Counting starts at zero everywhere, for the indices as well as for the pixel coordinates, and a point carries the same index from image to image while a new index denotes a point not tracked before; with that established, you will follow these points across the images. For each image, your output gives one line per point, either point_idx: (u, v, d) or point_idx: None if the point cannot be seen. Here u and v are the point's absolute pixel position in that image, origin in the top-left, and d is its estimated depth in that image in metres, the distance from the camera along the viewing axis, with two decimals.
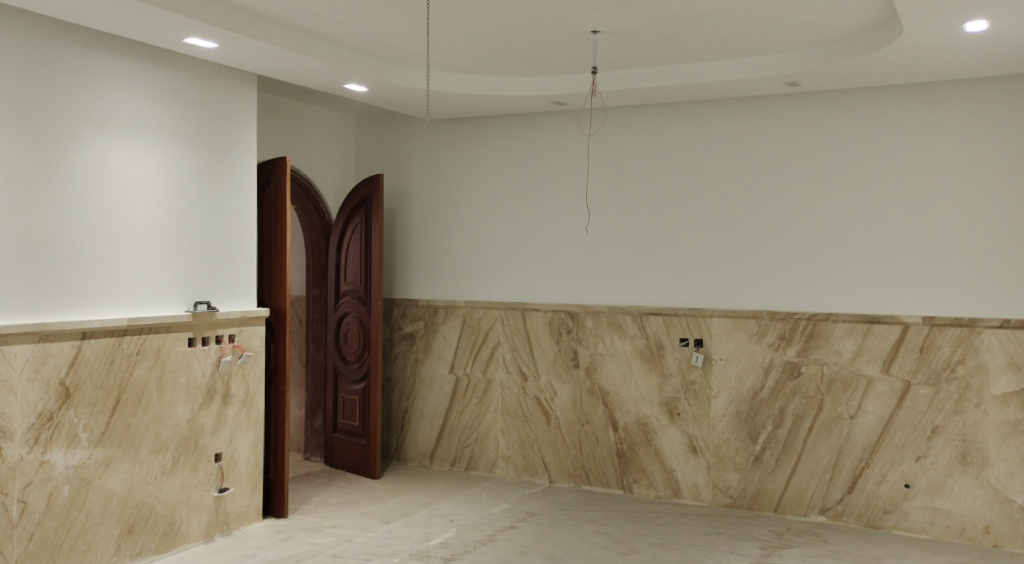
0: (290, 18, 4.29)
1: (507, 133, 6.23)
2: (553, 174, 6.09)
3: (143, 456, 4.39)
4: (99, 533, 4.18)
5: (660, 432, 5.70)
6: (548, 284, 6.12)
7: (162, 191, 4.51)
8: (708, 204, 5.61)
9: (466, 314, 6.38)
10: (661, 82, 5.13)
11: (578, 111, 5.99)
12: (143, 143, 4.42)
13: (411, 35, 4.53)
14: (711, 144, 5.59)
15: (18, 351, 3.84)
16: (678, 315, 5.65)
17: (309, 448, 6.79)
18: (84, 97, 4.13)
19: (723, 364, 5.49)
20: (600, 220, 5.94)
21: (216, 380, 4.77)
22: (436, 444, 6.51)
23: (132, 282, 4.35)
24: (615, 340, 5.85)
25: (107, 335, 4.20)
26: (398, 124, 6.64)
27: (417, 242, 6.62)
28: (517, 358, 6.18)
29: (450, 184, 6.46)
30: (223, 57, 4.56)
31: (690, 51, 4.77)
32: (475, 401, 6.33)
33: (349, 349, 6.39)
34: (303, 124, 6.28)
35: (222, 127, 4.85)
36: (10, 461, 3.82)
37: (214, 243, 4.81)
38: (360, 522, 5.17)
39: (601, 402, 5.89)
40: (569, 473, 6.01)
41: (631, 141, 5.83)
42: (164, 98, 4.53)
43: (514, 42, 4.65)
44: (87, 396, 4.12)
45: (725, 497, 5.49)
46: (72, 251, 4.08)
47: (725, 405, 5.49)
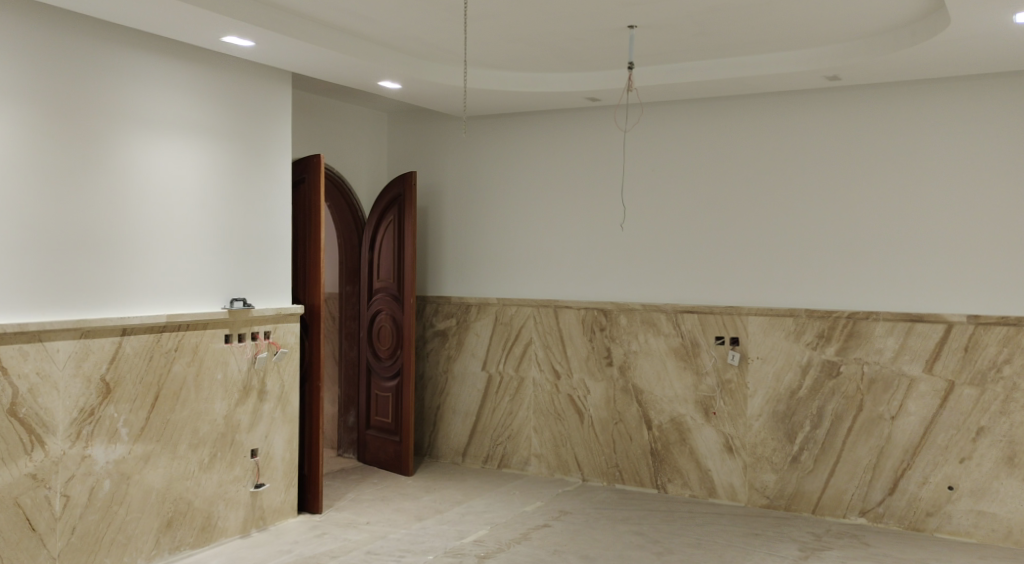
0: (327, 16, 4.31)
1: (542, 130, 6.21)
2: (588, 170, 6.06)
3: (182, 451, 4.44)
4: (139, 528, 4.24)
5: (695, 431, 5.64)
6: (582, 281, 6.09)
7: (199, 189, 4.56)
8: (745, 201, 5.54)
9: (498, 311, 6.37)
10: (698, 77, 5.07)
11: (613, 106, 5.95)
12: (181, 140, 4.46)
13: (448, 32, 4.53)
14: (748, 139, 5.52)
15: (60, 348, 3.90)
16: (714, 312, 5.58)
17: (342, 444, 6.83)
18: (123, 96, 4.20)
19: (760, 363, 5.42)
20: (635, 218, 5.90)
21: (252, 377, 4.81)
22: (469, 442, 6.51)
23: (170, 279, 4.40)
24: (649, 338, 5.80)
25: (146, 332, 4.26)
26: (431, 122, 6.65)
27: (450, 239, 6.63)
28: (550, 355, 6.16)
29: (484, 181, 6.46)
30: (260, 55, 4.61)
31: (727, 45, 4.71)
32: (508, 398, 6.32)
33: (382, 346, 6.42)
34: (337, 122, 6.32)
35: (258, 125, 4.89)
36: (53, 455, 3.89)
37: (251, 241, 4.86)
38: (394, 519, 5.19)
39: (635, 400, 5.85)
40: (602, 472, 5.98)
41: (668, 137, 5.78)
42: (202, 95, 4.58)
43: (550, 39, 4.63)
44: (126, 391, 4.17)
45: (761, 497, 5.43)
46: (111, 250, 4.14)
47: (762, 404, 5.42)
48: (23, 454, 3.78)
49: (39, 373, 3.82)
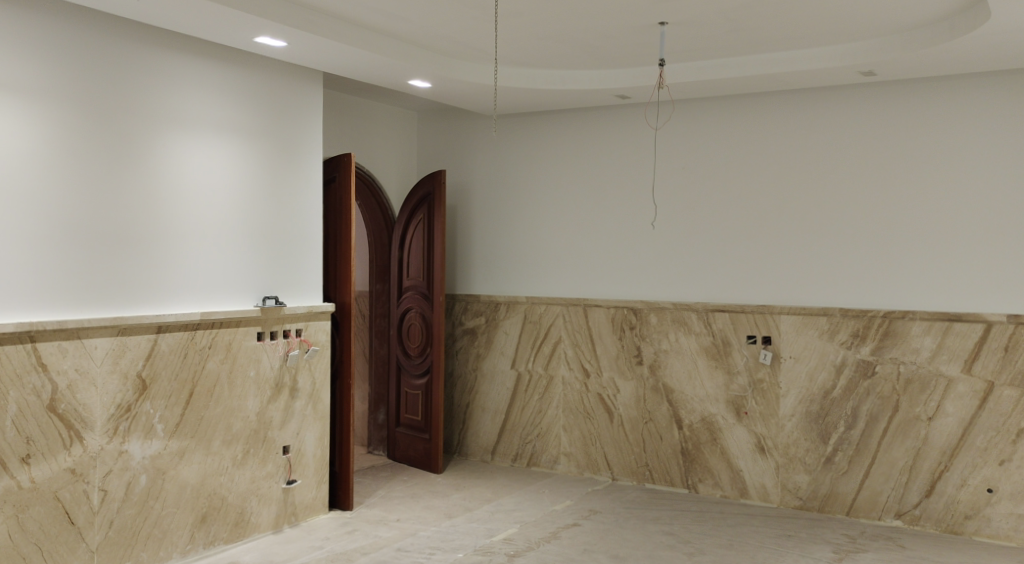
0: (358, 15, 4.34)
1: (572, 128, 6.19)
2: (618, 168, 6.03)
3: (215, 447, 4.50)
4: (174, 523, 4.30)
5: (726, 431, 5.60)
6: (612, 280, 6.07)
7: (232, 187, 4.61)
8: (777, 199, 5.48)
9: (527, 310, 6.37)
10: (731, 74, 5.02)
11: (644, 104, 5.91)
12: (215, 140, 4.52)
13: (478, 30, 4.54)
14: (780, 136, 5.46)
15: (97, 344, 3.97)
16: (746, 311, 5.53)
17: (373, 441, 6.88)
18: (158, 96, 4.25)
19: (792, 363, 5.36)
20: (666, 215, 5.86)
21: (284, 374, 4.86)
22: (498, 440, 6.52)
23: (204, 278, 4.46)
24: (680, 338, 5.76)
25: (180, 328, 4.32)
26: (461, 120, 6.66)
27: (479, 238, 6.64)
28: (579, 354, 6.14)
29: (514, 179, 6.46)
30: (292, 55, 4.66)
31: (760, 41, 4.66)
32: (537, 396, 6.32)
33: (412, 344, 6.44)
34: (367, 121, 6.35)
35: (290, 124, 4.94)
36: (91, 450, 3.96)
37: (283, 240, 4.91)
38: (424, 517, 5.21)
39: (665, 399, 5.82)
40: (632, 471, 5.95)
41: (699, 134, 5.73)
42: (235, 95, 4.63)
43: (581, 36, 4.62)
44: (162, 388, 4.23)
45: (794, 498, 5.37)
46: (146, 248, 4.20)
47: (795, 404, 5.36)
48: (62, 449, 3.85)
49: (78, 369, 3.90)
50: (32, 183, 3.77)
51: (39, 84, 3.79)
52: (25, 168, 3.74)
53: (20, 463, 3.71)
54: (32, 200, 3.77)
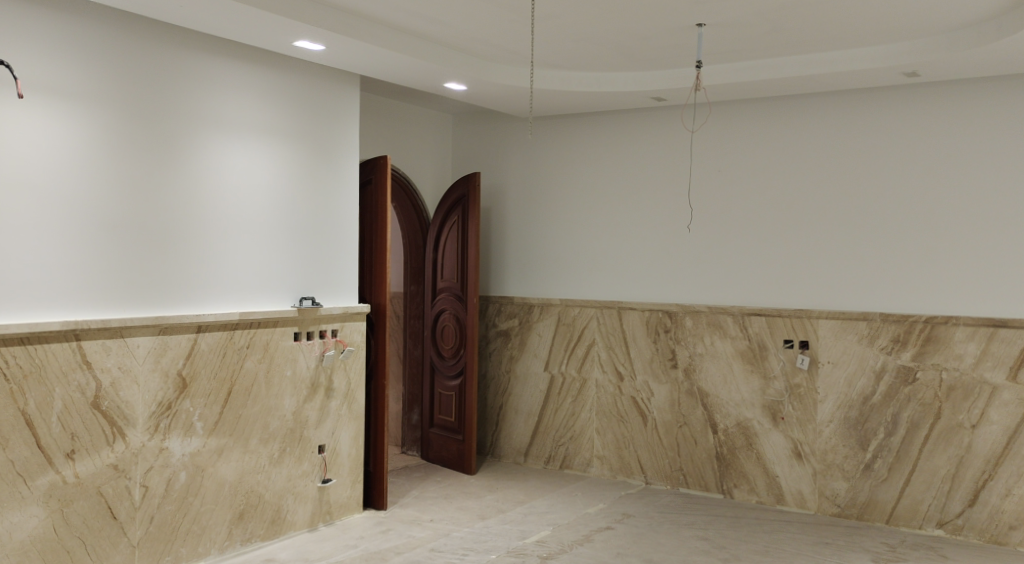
0: (394, 19, 4.37)
1: (607, 130, 6.18)
2: (654, 171, 6.01)
3: (253, 445, 4.56)
4: (212, 519, 4.36)
5: (762, 436, 5.54)
6: (647, 283, 6.04)
7: (270, 188, 4.67)
8: (816, 202, 5.41)
9: (561, 312, 6.36)
10: (769, 75, 4.97)
11: (681, 106, 5.88)
12: (254, 142, 4.59)
13: (514, 33, 4.55)
14: (819, 138, 5.40)
15: (140, 343, 4.05)
16: (783, 315, 5.47)
17: (406, 442, 6.92)
18: (200, 99, 4.33)
19: (831, 368, 5.29)
20: (702, 218, 5.82)
21: (320, 374, 4.91)
22: (531, 442, 6.52)
23: (242, 278, 4.53)
24: (715, 341, 5.72)
25: (220, 328, 4.38)
26: (496, 122, 6.68)
27: (513, 240, 6.65)
28: (613, 357, 6.12)
29: (548, 182, 6.45)
30: (331, 59, 4.72)
31: (799, 42, 4.61)
32: (571, 399, 6.31)
33: (446, 345, 6.47)
34: (402, 124, 6.40)
35: (328, 126, 5.00)
36: (133, 447, 4.03)
37: (320, 241, 4.96)
38: (457, 517, 5.23)
39: (700, 403, 5.77)
40: (666, 475, 5.92)
41: (736, 137, 5.69)
42: (274, 97, 4.69)
43: (617, 38, 4.61)
44: (201, 386, 4.30)
45: (832, 505, 5.29)
46: (187, 249, 4.28)
47: (833, 410, 5.29)
48: (105, 445, 3.93)
49: (121, 367, 3.98)
50: (80, 185, 3.86)
51: (86, 88, 3.88)
52: (73, 171, 3.84)
53: (65, 458, 3.80)
54: (79, 202, 3.86)
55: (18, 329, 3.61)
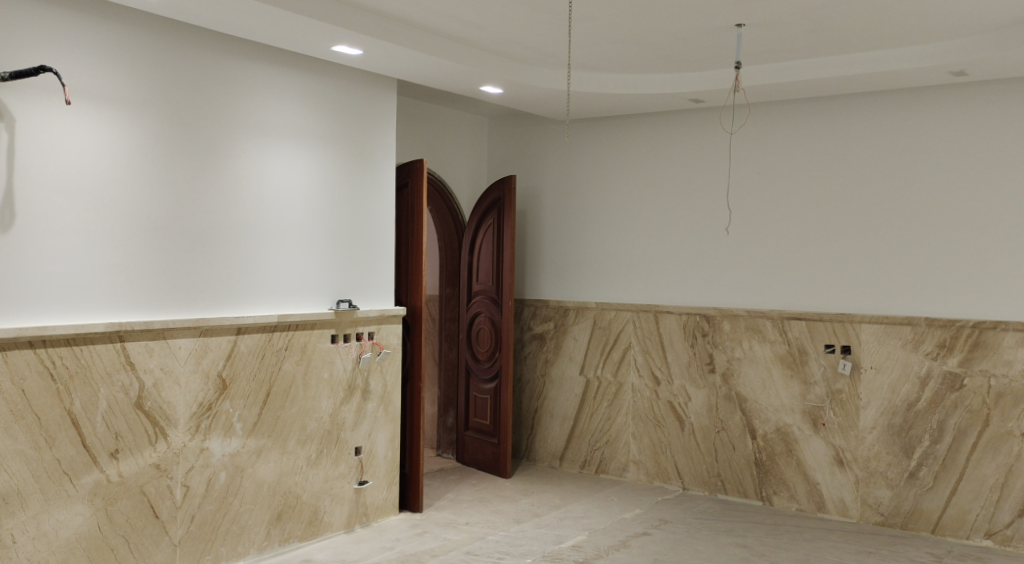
0: (432, 23, 4.39)
1: (644, 133, 6.14)
2: (691, 173, 5.95)
3: (291, 446, 4.60)
4: (251, 519, 4.41)
5: (802, 442, 5.45)
6: (684, 287, 5.98)
7: (308, 192, 4.72)
8: (858, 204, 5.32)
9: (597, 315, 6.33)
10: (810, 76, 4.90)
11: (719, 107, 5.82)
12: (294, 146, 4.64)
13: (551, 36, 4.54)
14: (862, 140, 5.31)
15: (181, 344, 4.11)
16: (824, 319, 5.38)
17: (442, 444, 6.93)
18: (241, 104, 4.39)
19: (873, 373, 5.19)
20: (740, 221, 5.75)
21: (357, 376, 4.94)
22: (567, 446, 6.49)
23: (281, 281, 4.57)
24: (754, 346, 5.64)
25: (259, 330, 4.43)
26: (531, 125, 6.67)
27: (549, 243, 6.63)
28: (649, 361, 6.07)
29: (584, 184, 6.43)
30: (368, 64, 4.75)
31: (842, 42, 4.53)
32: (606, 403, 6.27)
33: (481, 348, 6.47)
34: (438, 127, 6.43)
35: (365, 130, 5.03)
36: (174, 447, 4.09)
37: (357, 244, 4.99)
38: (492, 521, 5.23)
39: (738, 409, 5.70)
40: (703, 481, 5.85)
41: (775, 138, 5.61)
42: (312, 102, 4.74)
43: (655, 40, 4.58)
44: (241, 388, 4.35)
45: (875, 514, 5.19)
46: (227, 252, 4.33)
47: (876, 416, 5.19)
48: (147, 445, 3.99)
49: (163, 368, 4.04)
50: (125, 189, 3.93)
51: (131, 94, 3.95)
52: (118, 174, 3.91)
53: (109, 458, 3.86)
54: (123, 206, 3.93)
55: (64, 330, 3.68)
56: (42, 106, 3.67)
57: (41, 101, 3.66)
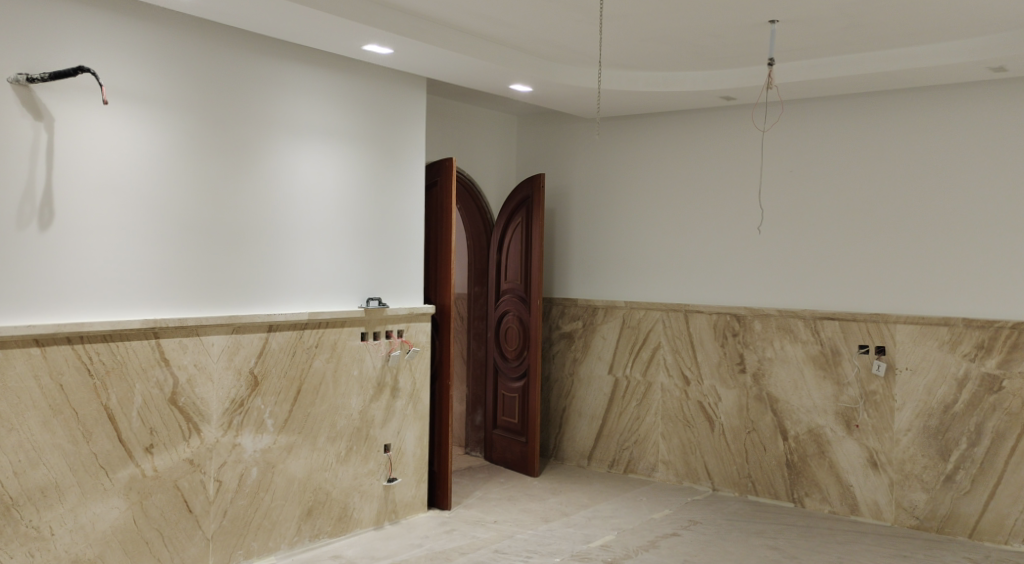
0: (462, 21, 4.40)
1: (675, 130, 6.10)
2: (722, 172, 5.90)
3: (321, 443, 4.63)
4: (282, 514, 4.45)
5: (835, 444, 5.38)
6: (714, 286, 5.93)
7: (339, 191, 4.74)
8: (893, 203, 5.24)
9: (626, 314, 6.29)
10: (845, 72, 4.83)
11: (752, 105, 5.76)
12: (325, 145, 4.67)
13: (582, 33, 4.53)
14: (897, 137, 5.23)
15: (214, 341, 4.15)
16: (858, 319, 5.30)
17: (470, 443, 6.94)
18: (273, 104, 4.43)
19: (908, 374, 5.11)
20: (772, 219, 5.69)
21: (386, 374, 4.96)
22: (595, 445, 6.47)
23: (311, 279, 4.60)
24: (786, 346, 5.58)
25: (290, 328, 4.46)
26: (561, 123, 6.65)
27: (577, 241, 6.61)
28: (679, 360, 6.03)
29: (613, 183, 6.40)
30: (398, 63, 4.76)
31: (878, 37, 4.47)
32: (635, 402, 6.24)
33: (510, 347, 6.47)
34: (467, 126, 6.43)
35: (396, 129, 5.05)
36: (207, 442, 4.14)
37: (387, 242, 5.01)
38: (521, 519, 5.22)
39: (770, 409, 5.64)
40: (734, 482, 5.80)
41: (808, 136, 5.55)
42: (343, 101, 4.76)
43: (686, 37, 4.55)
44: (272, 384, 4.39)
45: (910, 517, 5.11)
46: (258, 250, 4.37)
47: (911, 419, 5.11)
48: (181, 440, 4.04)
49: (197, 364, 4.09)
50: (160, 188, 3.98)
51: (166, 94, 4.01)
52: (154, 173, 3.97)
53: (144, 452, 3.92)
54: (158, 204, 3.98)
55: (101, 326, 3.74)
56: (80, 106, 3.73)
57: (80, 100, 3.72)
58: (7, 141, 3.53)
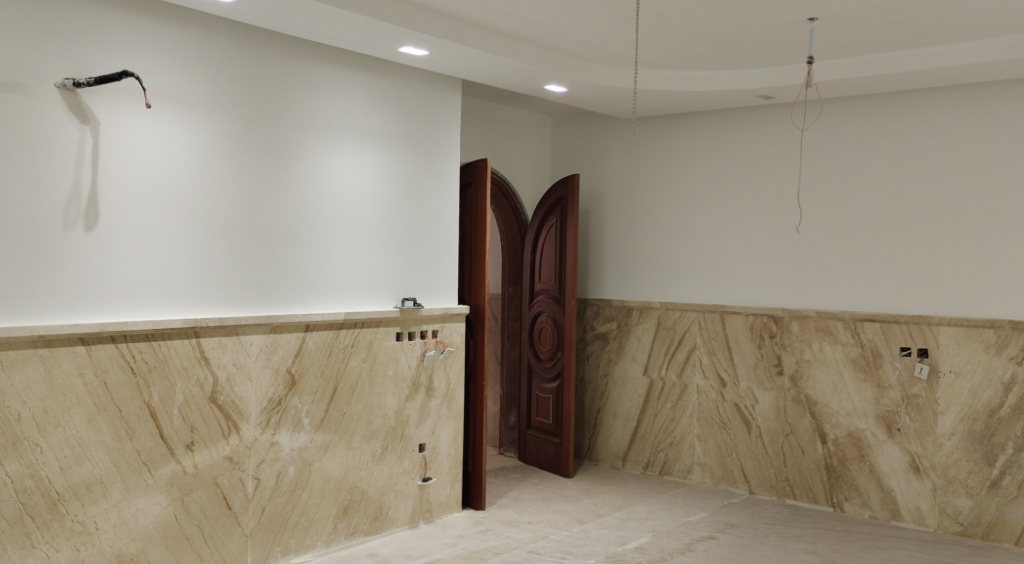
0: (497, 22, 4.40)
1: (711, 130, 6.04)
2: (760, 171, 5.83)
3: (357, 442, 4.66)
4: (319, 513, 4.49)
5: (876, 448, 5.29)
6: (751, 287, 5.87)
7: (375, 191, 4.78)
8: (935, 202, 5.14)
9: (661, 315, 6.25)
10: (887, 69, 4.75)
11: (790, 104, 5.69)
12: (361, 146, 4.70)
13: (617, 33, 4.51)
14: (940, 136, 5.12)
15: (253, 341, 4.21)
16: (900, 321, 5.21)
17: (504, 443, 6.94)
18: (311, 106, 4.47)
19: (952, 377, 5.01)
20: (811, 219, 5.61)
21: (421, 374, 4.98)
22: (630, 446, 6.43)
23: (346, 280, 4.63)
24: (825, 348, 5.50)
25: (327, 328, 4.51)
26: (595, 123, 6.62)
27: (612, 242, 6.59)
28: (715, 362, 5.97)
29: (649, 183, 6.36)
30: (434, 64, 4.78)
31: (920, 34, 4.38)
32: (671, 404, 6.19)
33: (544, 348, 6.46)
34: (501, 126, 6.44)
35: (431, 130, 5.08)
36: (246, 440, 4.19)
37: (422, 242, 5.04)
38: (555, 520, 5.21)
39: (808, 412, 5.56)
40: (771, 485, 5.73)
41: (848, 135, 5.46)
42: (379, 102, 4.79)
43: (723, 36, 4.51)
44: (309, 384, 4.43)
45: (954, 523, 5.00)
46: (296, 251, 4.41)
47: (955, 422, 5.00)
48: (221, 438, 4.10)
49: (236, 363, 4.14)
50: (201, 189, 4.04)
51: (207, 97, 4.07)
52: (195, 175, 4.03)
53: (185, 449, 3.98)
54: (199, 204, 4.04)
55: (143, 326, 3.81)
56: (124, 109, 3.80)
57: (123, 103, 3.80)
58: (53, 143, 3.60)
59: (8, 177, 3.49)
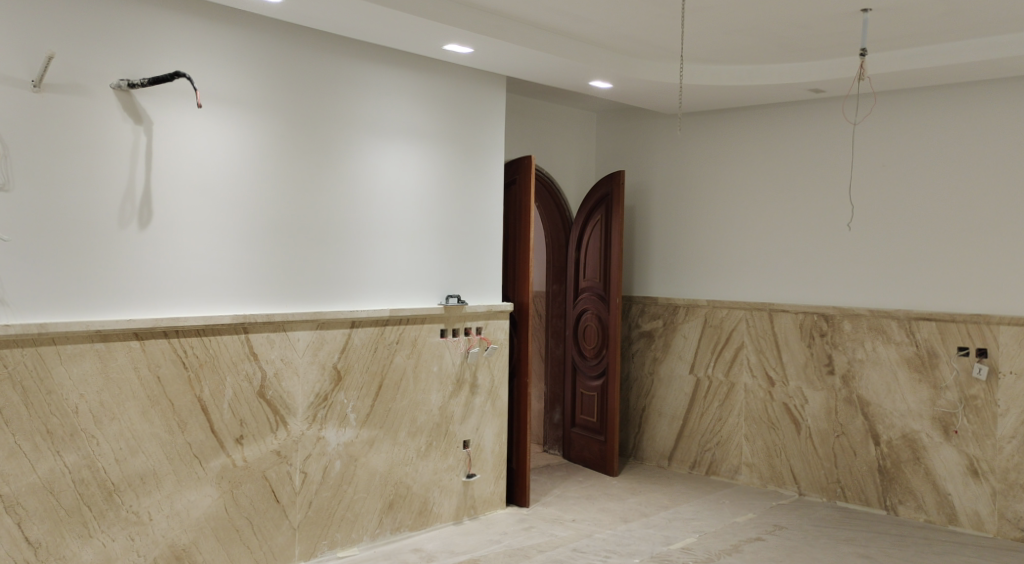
0: (543, 19, 4.38)
1: (760, 125, 5.94)
2: (810, 167, 5.71)
3: (401, 438, 4.69)
4: (364, 507, 4.52)
5: (931, 450, 5.15)
6: (800, 284, 5.75)
7: (421, 188, 4.79)
8: (995, 198, 4.98)
9: (708, 313, 6.17)
10: (944, 61, 4.61)
11: (842, 98, 5.56)
12: (408, 143, 4.72)
13: (663, 28, 4.45)
14: (1000, 129, 4.96)
15: (300, 337, 4.25)
16: (957, 320, 5.06)
17: (548, 441, 6.91)
18: (359, 104, 4.51)
19: (1013, 379, 4.85)
20: (863, 216, 5.48)
21: (465, 370, 4.99)
22: (675, 446, 6.36)
23: (391, 276, 4.65)
24: (878, 347, 5.36)
25: (372, 324, 4.53)
26: (641, 119, 6.56)
27: (658, 239, 6.52)
28: (763, 361, 5.88)
29: (696, 180, 6.28)
30: (479, 62, 4.78)
31: (978, 24, 4.24)
32: (717, 403, 6.11)
33: (589, 345, 6.42)
34: (545, 123, 6.42)
35: (476, 128, 5.07)
36: (293, 435, 4.24)
37: (466, 239, 5.04)
38: (599, 519, 5.18)
39: (860, 413, 5.44)
40: (821, 487, 5.61)
41: (903, 129, 5.32)
42: (425, 100, 4.81)
43: (772, 29, 4.42)
44: (355, 379, 4.46)
45: (1014, 528, 4.84)
46: (342, 247, 4.44)
47: (1015, 425, 4.84)
48: (269, 432, 4.16)
49: (283, 359, 4.19)
50: (249, 187, 4.10)
51: (256, 96, 4.12)
52: (244, 173, 4.08)
53: (235, 443, 4.04)
54: (248, 202, 4.09)
55: (195, 322, 3.87)
56: (176, 109, 3.87)
57: (175, 103, 3.86)
58: (109, 143, 3.69)
59: (67, 176, 3.58)
